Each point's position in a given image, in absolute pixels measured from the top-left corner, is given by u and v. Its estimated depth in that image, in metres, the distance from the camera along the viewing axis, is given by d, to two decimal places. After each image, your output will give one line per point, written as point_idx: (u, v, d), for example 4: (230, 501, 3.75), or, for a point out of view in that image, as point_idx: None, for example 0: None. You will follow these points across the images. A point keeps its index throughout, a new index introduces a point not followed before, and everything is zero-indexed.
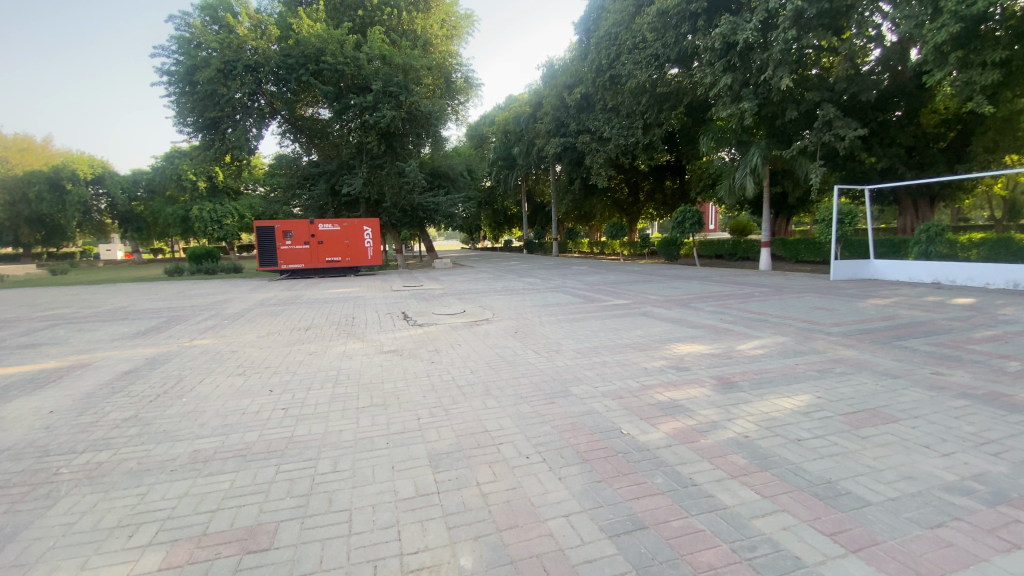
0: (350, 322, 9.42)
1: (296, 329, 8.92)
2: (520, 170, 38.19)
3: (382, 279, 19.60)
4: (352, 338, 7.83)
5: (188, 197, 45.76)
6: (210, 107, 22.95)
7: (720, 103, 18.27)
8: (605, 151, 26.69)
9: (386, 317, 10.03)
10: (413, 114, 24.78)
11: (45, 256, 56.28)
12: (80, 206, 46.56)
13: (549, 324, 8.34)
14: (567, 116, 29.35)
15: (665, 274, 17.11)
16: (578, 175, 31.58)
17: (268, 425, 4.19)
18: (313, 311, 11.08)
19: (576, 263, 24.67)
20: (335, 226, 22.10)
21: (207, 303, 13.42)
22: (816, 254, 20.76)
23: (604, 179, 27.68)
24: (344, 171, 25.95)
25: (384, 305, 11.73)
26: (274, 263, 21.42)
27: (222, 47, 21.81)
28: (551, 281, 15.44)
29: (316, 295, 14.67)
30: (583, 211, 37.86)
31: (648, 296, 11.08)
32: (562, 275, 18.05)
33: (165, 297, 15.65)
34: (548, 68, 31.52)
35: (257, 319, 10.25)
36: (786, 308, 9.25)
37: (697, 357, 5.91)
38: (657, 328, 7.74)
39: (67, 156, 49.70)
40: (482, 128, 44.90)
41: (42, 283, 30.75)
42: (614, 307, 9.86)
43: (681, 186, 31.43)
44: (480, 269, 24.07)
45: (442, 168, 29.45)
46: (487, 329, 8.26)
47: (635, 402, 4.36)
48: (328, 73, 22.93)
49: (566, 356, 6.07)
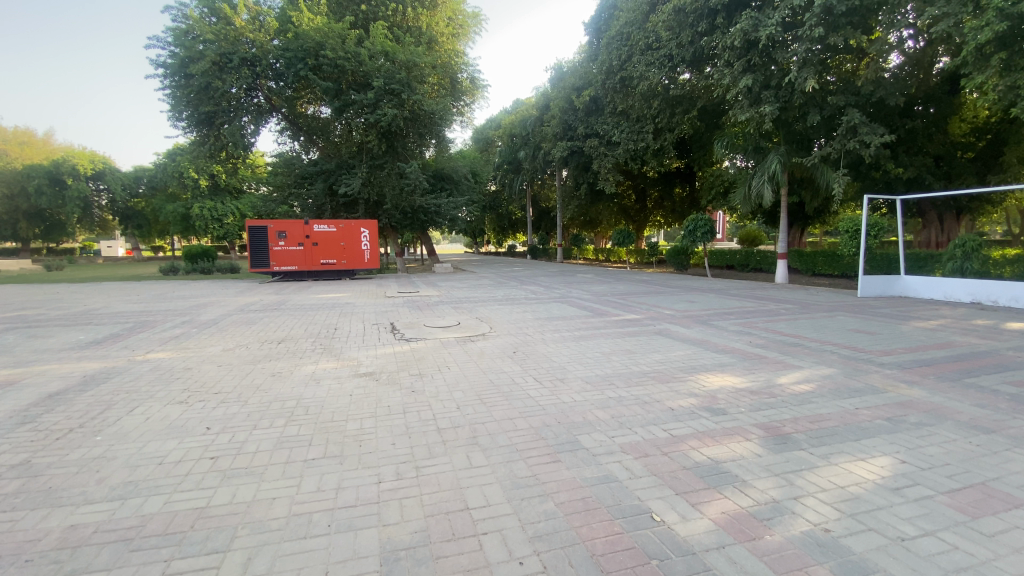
0: (330, 335, 8.44)
1: (266, 341, 7.93)
2: (526, 174, 37.31)
3: (378, 284, 18.61)
4: (327, 356, 6.82)
5: (189, 195, 45.06)
6: (205, 101, 22.09)
7: (737, 106, 17.32)
8: (614, 155, 25.80)
9: (371, 328, 9.03)
10: (415, 114, 23.87)
11: (45, 252, 55.70)
12: (79, 202, 46.00)
13: (553, 343, 7.32)
14: (576, 119, 28.41)
15: (678, 285, 16.03)
16: (584, 181, 30.57)
17: (182, 487, 3.19)
18: (294, 320, 10.10)
19: (581, 271, 23.68)
20: (331, 227, 21.16)
21: (185, 307, 12.46)
22: (835, 268, 19.67)
23: (612, 185, 26.68)
24: (343, 170, 25.08)
25: (372, 314, 10.73)
26: (266, 264, 20.50)
27: (218, 40, 21.08)
28: (555, 291, 14.40)
29: (303, 300, 13.67)
30: (589, 217, 36.87)
31: (663, 312, 10.05)
32: (567, 284, 17.00)
33: (144, 299, 14.73)
34: (557, 70, 30.66)
35: (229, 327, 9.28)
36: (822, 330, 8.18)
37: (732, 394, 4.88)
38: (677, 352, 6.69)
39: (69, 151, 49.22)
40: (488, 131, 44.06)
41: (32, 279, 29.97)
42: (626, 324, 8.83)
43: (691, 193, 30.47)
44: (481, 275, 23.06)
45: (445, 171, 28.56)
46: (483, 347, 7.24)
47: (665, 464, 3.34)
48: (327, 69, 22.01)
49: (574, 388, 5.06)
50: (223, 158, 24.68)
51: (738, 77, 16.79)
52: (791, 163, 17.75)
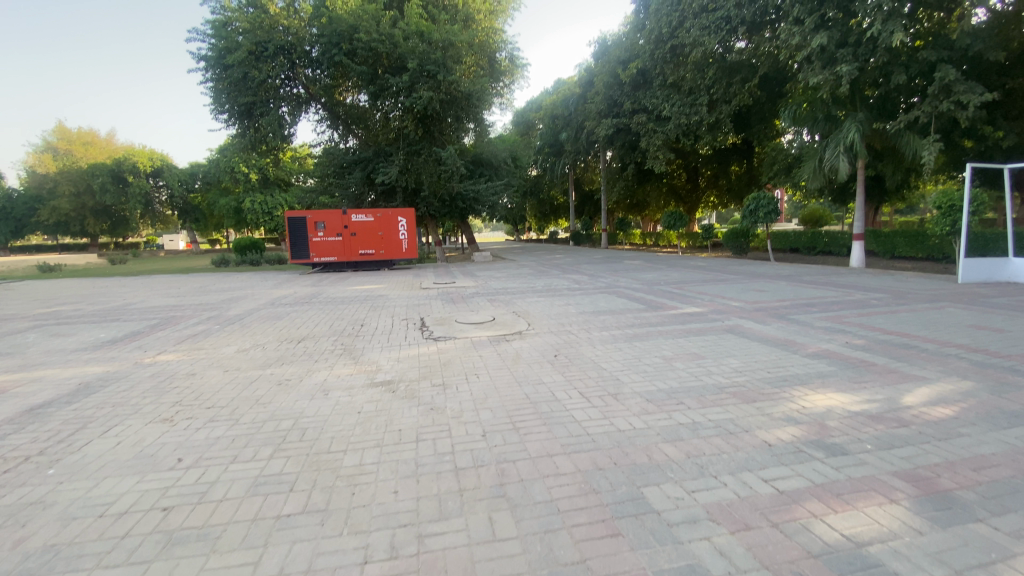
0: (354, 331, 7.71)
1: (284, 339, 7.27)
2: (569, 157, 35.83)
3: (415, 274, 18.00)
4: (344, 358, 6.05)
5: (241, 188, 46.31)
6: (244, 92, 22.01)
7: (808, 69, 15.45)
8: (664, 132, 24.10)
9: (399, 324, 8.24)
10: (452, 96, 22.96)
11: (115, 247, 59.16)
12: (141, 198, 48.24)
13: (602, 343, 6.25)
14: (621, 95, 26.66)
15: (739, 271, 14.49)
16: (630, 161, 28.78)
17: (106, 561, 2.37)
18: (320, 314, 9.47)
19: (628, 257, 22.30)
20: (369, 217, 20.66)
21: (218, 301, 12.15)
22: (920, 249, 17.44)
23: (661, 164, 24.91)
24: (381, 158, 24.56)
25: (403, 308, 9.96)
26: (306, 256, 20.31)
27: (254, 28, 20.81)
28: (602, 280, 13.20)
29: (337, 293, 13.13)
30: (636, 200, 35.08)
31: (729, 303, 8.73)
32: (615, 271, 15.73)
33: (184, 292, 14.67)
34: (600, 44, 28.90)
35: (252, 323, 8.74)
36: (934, 326, 6.69)
37: (845, 421, 3.69)
38: (756, 356, 5.47)
39: (131, 149, 51.58)
40: (529, 113, 42.66)
41: (97, 273, 31.50)
42: (687, 319, 7.63)
43: (749, 171, 28.25)
44: (522, 262, 22.06)
45: (485, 156, 27.62)
46: (520, 347, 6.27)
47: (779, 550, 2.25)
48: (362, 52, 21.32)
49: (632, 409, 4.00)
50: (264, 150, 24.66)
51: (809, 35, 14.93)
52: (870, 131, 15.67)
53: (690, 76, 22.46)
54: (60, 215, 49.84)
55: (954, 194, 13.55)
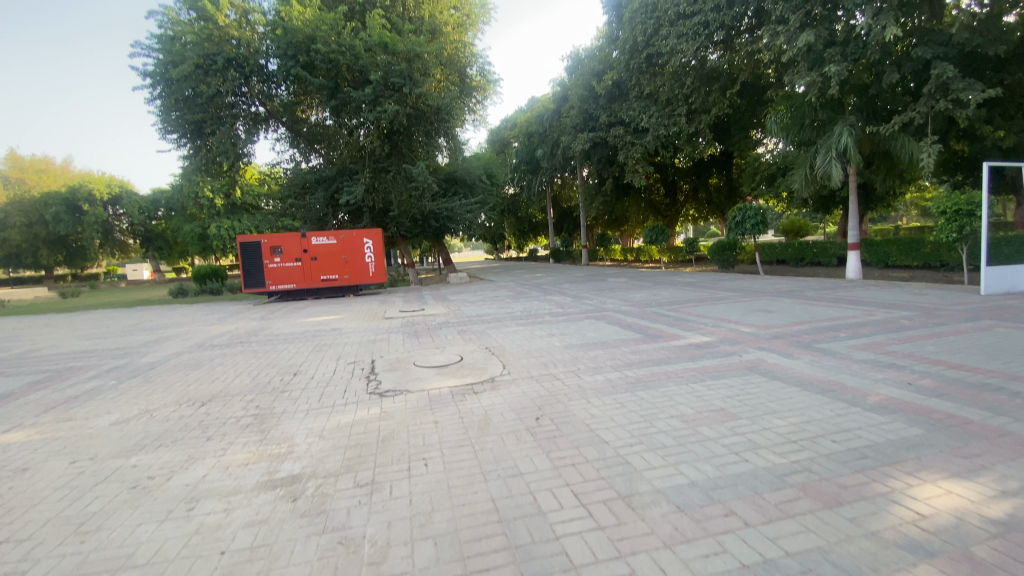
0: (282, 384, 6.09)
1: (185, 401, 5.60)
2: (545, 173, 34.84)
3: (381, 301, 16.36)
4: (251, 434, 4.44)
5: (205, 215, 44.03)
6: (193, 110, 20.31)
7: (794, 72, 14.60)
8: (643, 144, 23.15)
9: (342, 370, 6.64)
10: (420, 109, 21.66)
11: (71, 279, 55.89)
12: (98, 227, 45.57)
13: (595, 394, 4.77)
14: (597, 107, 25.61)
15: (735, 287, 13.29)
16: (609, 175, 27.69)
17: None
18: (251, 360, 7.80)
19: (611, 275, 21.03)
20: (331, 239, 18.99)
21: (141, 342, 10.32)
22: (914, 258, 16.58)
23: (641, 178, 23.88)
24: (345, 176, 23.03)
25: (354, 346, 8.34)
26: (261, 284, 18.50)
27: (201, 40, 19.15)
28: (587, 303, 11.76)
29: (285, 328, 11.40)
30: (615, 215, 34.15)
31: (740, 329, 7.38)
32: (600, 292, 14.37)
33: (109, 331, 12.75)
34: (574, 58, 28.06)
35: (160, 376, 7.03)
36: (1000, 355, 5.41)
37: (1008, 552, 2.28)
38: (807, 412, 4.07)
39: (88, 176, 48.97)
40: (503, 131, 41.74)
41: (37, 309, 28.84)
42: (697, 351, 6.23)
43: (728, 182, 27.65)
44: (499, 283, 20.57)
45: (458, 173, 26.28)
46: (489, 404, 4.74)
47: None
48: (320, 65, 19.92)
49: (657, 531, 2.52)
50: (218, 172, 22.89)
51: (795, 35, 14.11)
52: (863, 135, 14.87)
53: (667, 85, 21.64)
54: (8, 248, 46.67)
55: (961, 197, 12.40)
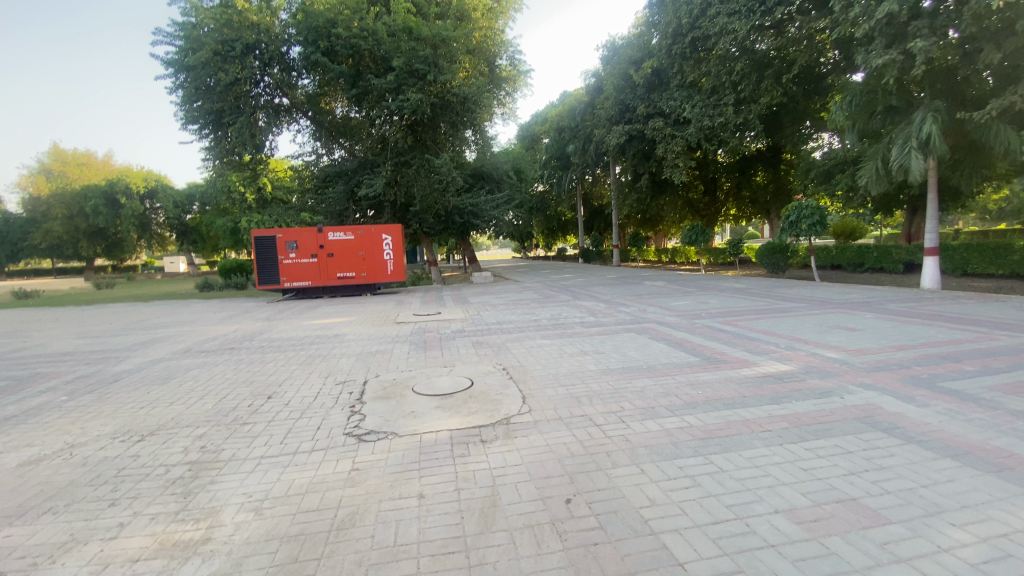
0: (247, 413, 4.89)
1: (120, 434, 4.44)
2: (576, 170, 33.30)
3: (397, 302, 15.21)
4: (169, 501, 3.19)
5: (236, 210, 44.11)
6: (213, 99, 19.60)
7: (867, 52, 12.70)
8: (684, 136, 21.41)
9: (326, 394, 5.41)
10: (445, 99, 20.50)
11: (110, 271, 57.25)
12: (134, 219, 46.28)
13: (650, 457, 3.36)
14: (634, 97, 23.85)
15: (795, 296, 11.60)
16: (644, 171, 25.93)
17: None
18: (229, 373, 6.65)
19: (648, 278, 19.43)
20: (348, 235, 17.94)
21: (129, 344, 9.40)
22: (998, 266, 14.51)
23: (682, 173, 22.10)
24: (366, 169, 22.04)
25: (350, 359, 7.12)
26: (276, 280, 17.69)
27: (221, 25, 18.38)
28: (623, 312, 10.27)
29: (286, 331, 10.30)
30: (649, 214, 32.34)
31: (825, 355, 5.84)
32: (637, 297, 12.90)
33: (107, 328, 11.95)
34: (610, 47, 26.39)
35: (117, 392, 5.92)
36: None
37: None
38: (995, 513, 2.58)
39: (126, 170, 49.88)
40: (533, 126, 40.29)
41: (68, 300, 28.97)
42: (779, 388, 4.75)
43: (775, 179, 25.59)
44: (525, 284, 19.20)
45: (485, 168, 25.05)
46: (499, 464, 3.39)
47: None
48: (341, 51, 18.96)
49: None
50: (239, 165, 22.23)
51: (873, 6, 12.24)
52: (949, 122, 12.86)
53: (713, 71, 19.87)
54: (51, 238, 48.00)
55: None
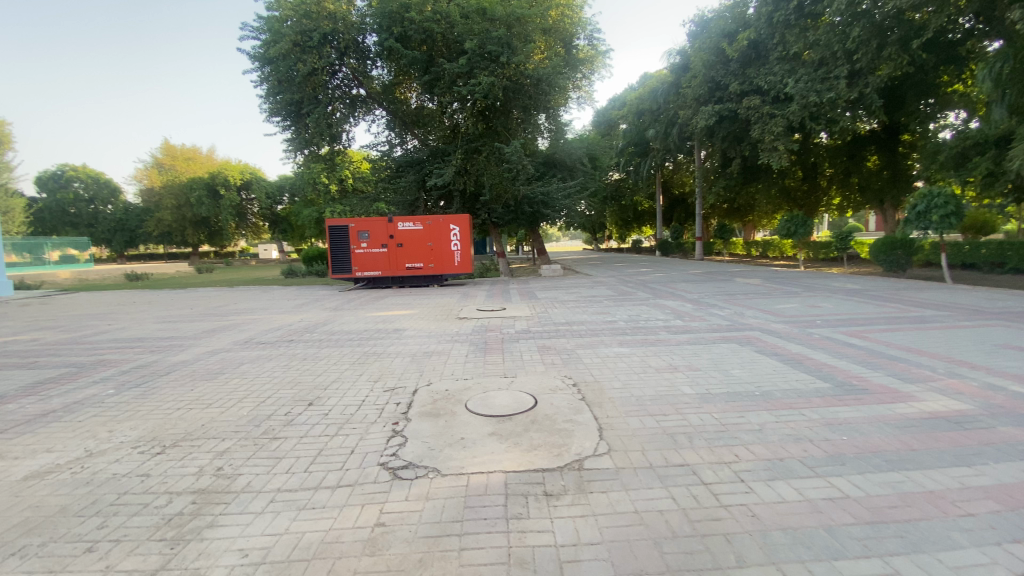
0: (280, 424, 4.29)
1: (143, 444, 3.99)
2: (656, 157, 31.27)
3: (463, 294, 14.66)
4: (150, 554, 2.54)
5: (320, 200, 46.11)
6: (292, 90, 19.95)
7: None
8: (785, 115, 19.14)
9: (370, 404, 4.73)
10: (518, 82, 19.60)
11: (213, 257, 62.41)
12: (232, 209, 49.85)
13: (797, 553, 2.28)
14: (727, 74, 21.59)
15: (930, 301, 9.62)
16: (735, 156, 23.57)
17: None
18: (278, 370, 6.20)
19: (737, 274, 17.54)
20: (417, 225, 17.65)
21: (199, 331, 9.44)
22: None
23: (781, 158, 19.75)
24: (437, 158, 21.73)
25: (405, 360, 6.45)
26: (348, 269, 17.79)
27: (300, 16, 18.60)
28: (715, 315, 8.89)
29: (347, 322, 9.95)
30: (737, 204, 29.68)
31: (1013, 392, 4.34)
32: (729, 297, 11.38)
33: (187, 313, 12.31)
34: (699, 20, 24.11)
35: (163, 388, 5.61)
36: None
37: None
38: None
39: (226, 163, 53.79)
40: (611, 112, 38.37)
41: (173, 284, 31.54)
42: (966, 443, 3.42)
43: (893, 164, 22.26)
44: (599, 278, 18.01)
45: (559, 156, 23.88)
46: (569, 540, 2.44)
47: None
48: (414, 36, 18.57)
49: None
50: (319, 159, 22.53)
51: None
52: None
53: (822, 40, 17.42)
54: (163, 226, 52.96)
55: None
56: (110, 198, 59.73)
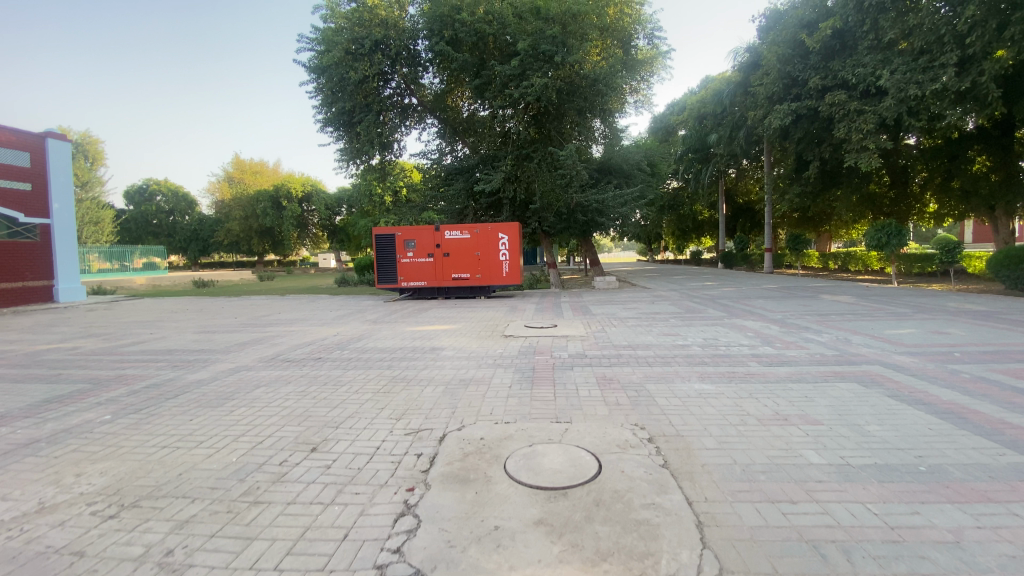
0: (269, 481, 3.36)
1: (97, 501, 3.14)
2: (720, 162, 29.27)
3: (512, 308, 13.67)
4: None
5: (375, 212, 46.85)
6: (344, 97, 19.72)
7: None
8: (877, 112, 17.04)
9: (384, 454, 3.73)
10: (573, 83, 18.62)
11: (276, 266, 65.03)
12: (293, 220, 51.71)
13: None
14: (806, 68, 19.48)
15: None
16: (814, 158, 21.30)
17: None
18: (294, 397, 5.37)
19: (819, 290, 15.60)
20: (464, 233, 16.90)
21: (233, 344, 8.91)
22: None
23: (871, 159, 17.54)
24: (486, 165, 20.95)
25: (437, 388, 5.46)
26: (394, 279, 17.25)
27: (354, 24, 18.44)
28: (812, 343, 7.40)
29: (385, 337, 9.17)
30: (812, 212, 27.15)
31: None
32: (820, 318, 9.76)
33: (229, 323, 11.98)
34: (771, 13, 22.16)
35: (163, 415, 4.86)
36: None
37: None
38: None
39: (289, 176, 56.03)
40: (669, 117, 36.56)
41: (235, 291, 32.50)
42: None
43: (1004, 165, 19.39)
44: (660, 292, 16.57)
45: (616, 162, 22.23)
46: None
47: None
48: (465, 38, 17.97)
49: None
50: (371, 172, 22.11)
51: None
52: None
53: (921, 25, 15.37)
54: (232, 236, 55.68)
55: None
56: (187, 209, 63.45)
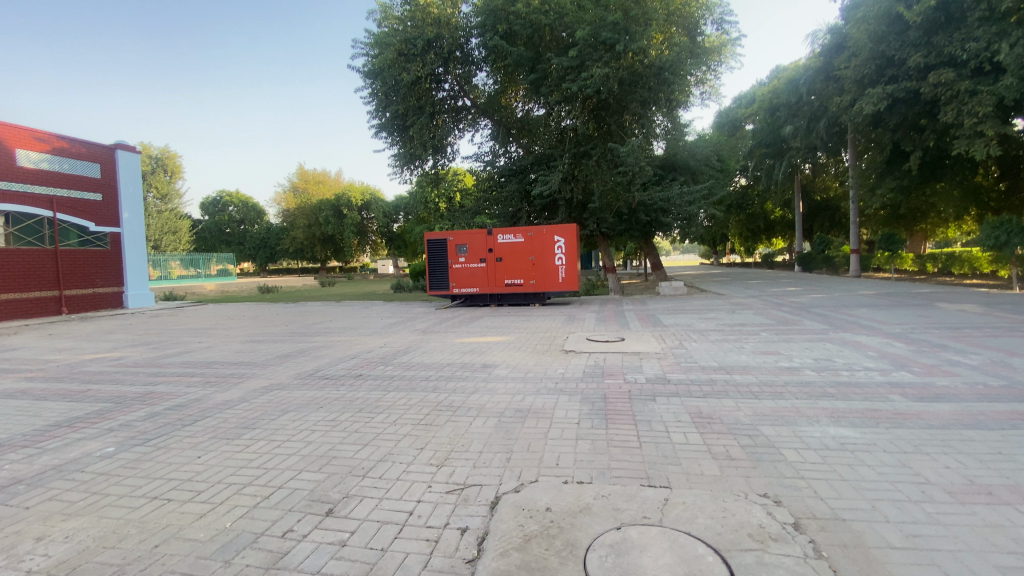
0: (260, 568, 2.46)
1: None
2: (796, 156, 26.82)
3: (571, 316, 12.54)
4: None
5: (431, 218, 47.05)
6: (396, 100, 19.35)
7: None
8: (998, 90, 14.60)
9: (418, 527, 2.75)
10: (636, 73, 17.37)
11: (337, 273, 67.03)
12: (353, 227, 53.00)
13: None
14: (901, 45, 16.88)
15: None
16: (913, 148, 18.71)
17: None
18: (322, 426, 4.56)
19: (930, 296, 13.40)
20: (518, 237, 15.97)
21: (274, 356, 8.37)
22: None
23: (988, 146, 15.08)
24: (542, 165, 19.99)
25: (489, 421, 4.47)
26: (446, 286, 16.63)
27: (405, 25, 18.05)
28: (962, 367, 5.82)
29: (433, 351, 8.34)
30: (906, 209, 24.22)
31: None
32: (952, 333, 8.00)
33: (279, 332, 11.63)
34: None
35: (172, 448, 4.16)
36: None
37: None
38: None
39: (349, 185, 57.61)
40: (736, 111, 34.18)
41: (297, 297, 33.26)
42: None
43: None
44: (736, 299, 14.91)
45: (681, 158, 20.79)
46: None
47: None
48: (520, 30, 17.15)
49: None
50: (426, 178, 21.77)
51: None
52: None
53: None
54: (297, 244, 57.89)
55: None
56: (257, 219, 66.77)
